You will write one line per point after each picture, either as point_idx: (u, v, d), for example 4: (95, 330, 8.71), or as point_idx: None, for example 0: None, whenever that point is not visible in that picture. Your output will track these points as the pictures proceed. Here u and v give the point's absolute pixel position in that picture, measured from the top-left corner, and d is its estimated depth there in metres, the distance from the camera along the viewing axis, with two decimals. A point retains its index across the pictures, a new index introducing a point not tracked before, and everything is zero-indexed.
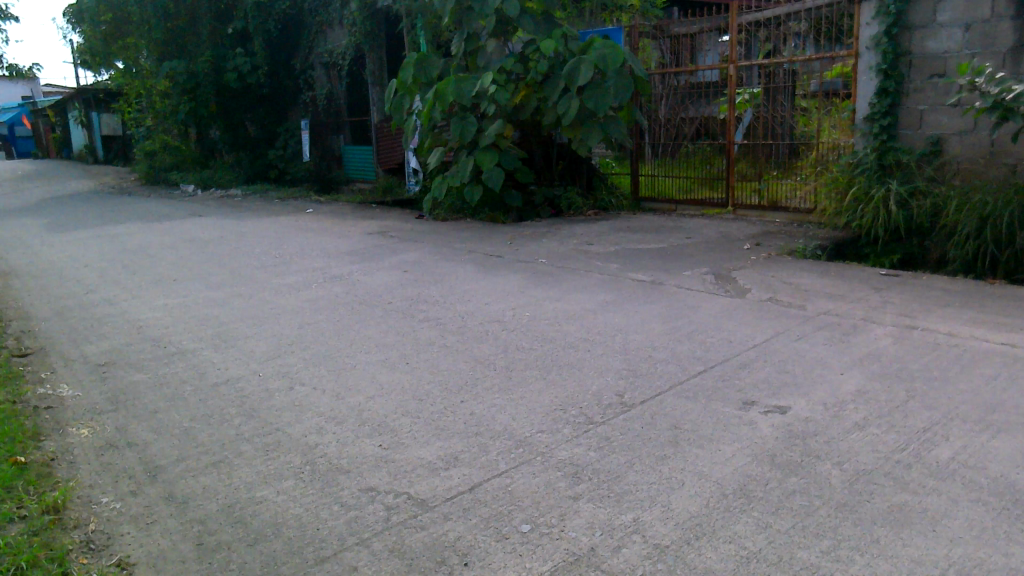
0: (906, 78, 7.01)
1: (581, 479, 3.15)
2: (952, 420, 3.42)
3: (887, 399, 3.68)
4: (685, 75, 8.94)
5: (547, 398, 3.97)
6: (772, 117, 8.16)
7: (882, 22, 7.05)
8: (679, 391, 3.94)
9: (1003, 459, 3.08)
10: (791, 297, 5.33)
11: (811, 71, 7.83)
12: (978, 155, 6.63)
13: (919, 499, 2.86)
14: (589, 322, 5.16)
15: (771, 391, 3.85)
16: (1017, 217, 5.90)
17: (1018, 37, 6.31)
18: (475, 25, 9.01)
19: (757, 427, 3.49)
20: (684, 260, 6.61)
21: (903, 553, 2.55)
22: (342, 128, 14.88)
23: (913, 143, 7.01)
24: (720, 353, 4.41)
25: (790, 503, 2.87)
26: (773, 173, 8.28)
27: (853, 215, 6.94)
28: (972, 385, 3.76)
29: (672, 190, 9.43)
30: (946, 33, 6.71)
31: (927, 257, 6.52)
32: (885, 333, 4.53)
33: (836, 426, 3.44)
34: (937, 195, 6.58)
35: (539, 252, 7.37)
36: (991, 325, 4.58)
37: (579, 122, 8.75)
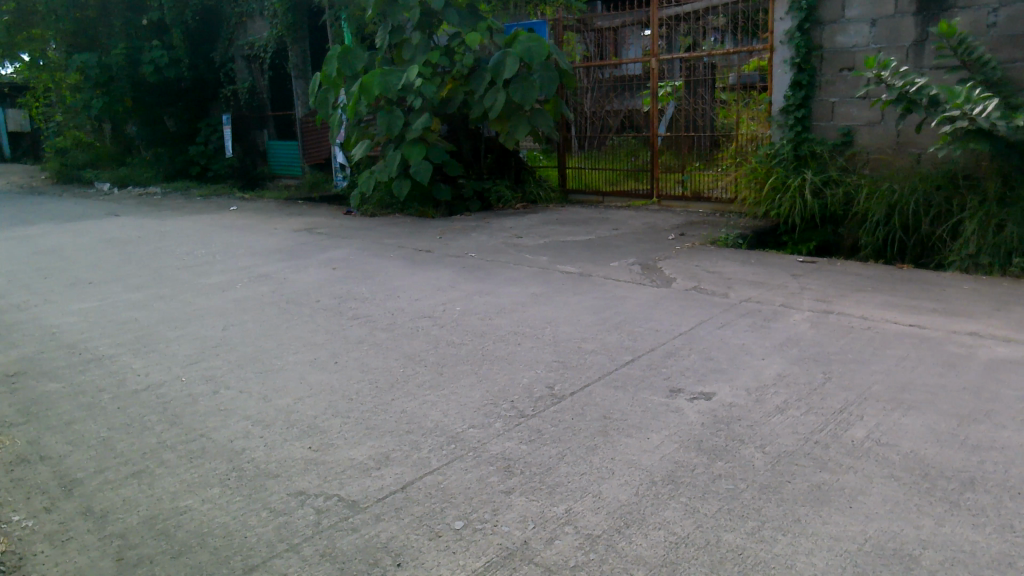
0: (819, 72, 7.26)
1: (513, 472, 3.16)
2: (866, 400, 3.58)
3: (806, 382, 3.81)
4: (609, 69, 9.05)
5: (478, 393, 3.96)
6: (693, 110, 8.30)
7: (795, 18, 7.26)
8: (608, 380, 4.00)
9: (913, 436, 3.23)
10: (714, 286, 5.47)
11: (730, 65, 8.04)
12: (886, 145, 6.91)
13: (837, 477, 2.97)
14: (521, 314, 5.17)
15: (696, 378, 3.94)
16: (922, 204, 6.21)
17: (920, 32, 6.60)
18: (400, 17, 8.87)
19: (684, 413, 3.57)
20: (613, 251, 6.70)
21: (823, 531, 2.65)
22: (265, 123, 14.57)
23: (826, 134, 7.27)
24: (648, 341, 4.49)
25: (716, 487, 2.95)
26: (696, 165, 8.44)
27: (771, 204, 7.15)
28: (885, 365, 3.94)
29: (599, 182, 9.54)
30: (854, 29, 6.98)
31: (840, 244, 6.84)
32: (803, 318, 4.70)
33: (758, 410, 3.55)
34: (849, 184, 6.84)
35: (469, 247, 7.35)
36: (900, 308, 4.80)
37: (505, 115, 8.76)
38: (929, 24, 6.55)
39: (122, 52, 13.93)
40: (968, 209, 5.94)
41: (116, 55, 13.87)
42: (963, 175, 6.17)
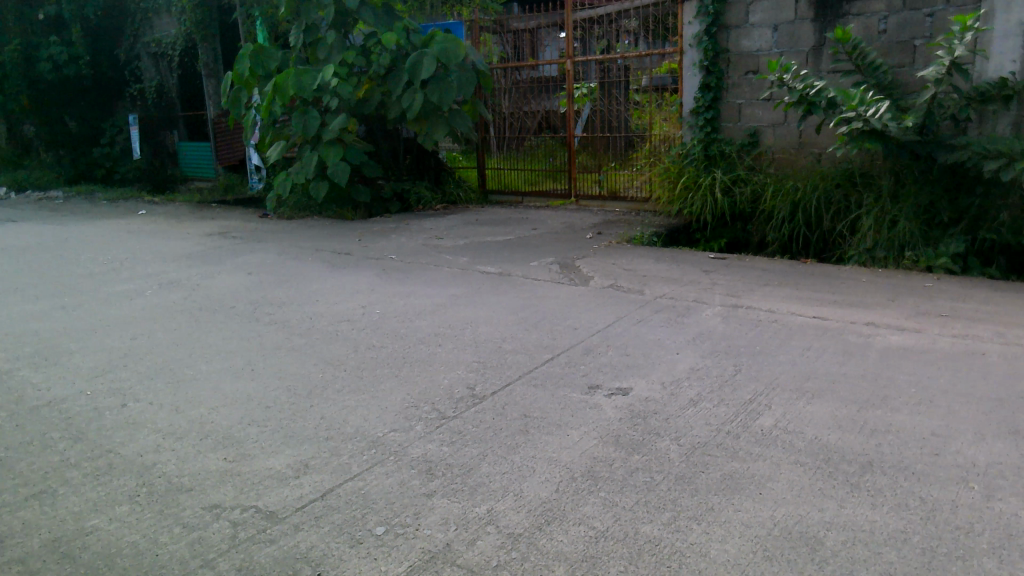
0: (726, 74, 7.51)
1: (435, 475, 3.15)
2: (773, 389, 3.73)
3: (717, 374, 3.95)
4: (527, 70, 9.13)
5: (399, 396, 3.93)
6: (608, 111, 8.45)
7: (702, 22, 7.48)
8: (528, 379, 4.03)
9: (816, 423, 3.39)
10: (630, 283, 5.59)
11: (644, 67, 8.14)
12: (789, 145, 7.21)
13: (748, 466, 3.09)
14: (442, 316, 5.16)
15: (614, 374, 4.02)
16: (823, 201, 6.53)
17: (818, 38, 6.92)
18: (313, 15, 8.70)
19: (601, 409, 3.64)
20: (532, 250, 6.76)
21: (734, 518, 2.75)
22: (176, 124, 14.21)
23: (734, 134, 7.54)
24: (566, 339, 4.55)
25: (633, 480, 3.02)
26: (611, 165, 8.60)
27: (684, 202, 7.36)
28: (790, 356, 4.12)
29: (518, 182, 9.61)
30: (758, 33, 7.26)
31: (749, 240, 7.11)
32: (714, 313, 4.86)
33: (673, 403, 3.65)
34: (756, 183, 7.11)
35: (389, 248, 7.28)
36: (804, 301, 5.02)
37: (423, 116, 8.70)
38: (826, 30, 6.87)
39: (17, 48, 13.08)
40: (864, 206, 6.28)
41: (10, 51, 13.01)
42: (860, 174, 6.51)
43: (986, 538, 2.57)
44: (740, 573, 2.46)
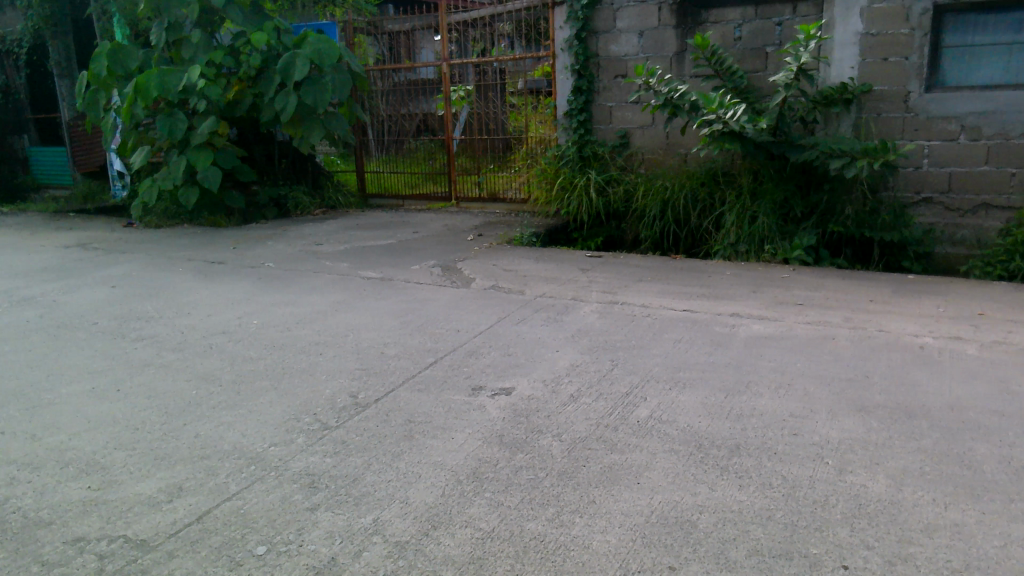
0: (596, 78, 7.74)
1: (318, 488, 3.08)
2: (648, 382, 3.89)
3: (596, 369, 4.07)
4: (404, 72, 9.06)
5: (279, 409, 3.81)
6: (485, 113, 8.53)
7: (572, 27, 7.68)
8: (412, 384, 4.01)
9: (688, 412, 3.56)
10: (511, 284, 5.67)
11: (523, 70, 8.25)
12: (657, 146, 7.52)
13: (626, 457, 3.21)
14: (323, 323, 5.05)
15: (496, 374, 4.07)
16: (690, 200, 6.87)
17: (681, 44, 7.25)
18: (176, 13, 8.28)
19: (485, 410, 3.67)
20: (415, 254, 6.72)
21: (615, 509, 2.85)
22: (25, 128, 13.13)
23: (606, 136, 7.78)
24: (450, 342, 4.56)
25: (517, 479, 3.07)
26: (490, 167, 8.69)
27: (561, 203, 7.54)
28: (663, 348, 4.31)
29: (398, 185, 9.54)
30: (625, 38, 7.52)
31: (623, 238, 7.40)
32: (592, 310, 5.01)
33: (554, 400, 3.74)
34: (628, 182, 7.37)
35: (266, 256, 7.04)
36: (675, 295, 5.26)
37: (298, 118, 8.47)
38: (687, 37, 7.22)
39: None
40: (727, 203, 6.65)
41: None
42: (723, 173, 6.88)
43: (839, 508, 2.79)
44: (621, 562, 2.55)
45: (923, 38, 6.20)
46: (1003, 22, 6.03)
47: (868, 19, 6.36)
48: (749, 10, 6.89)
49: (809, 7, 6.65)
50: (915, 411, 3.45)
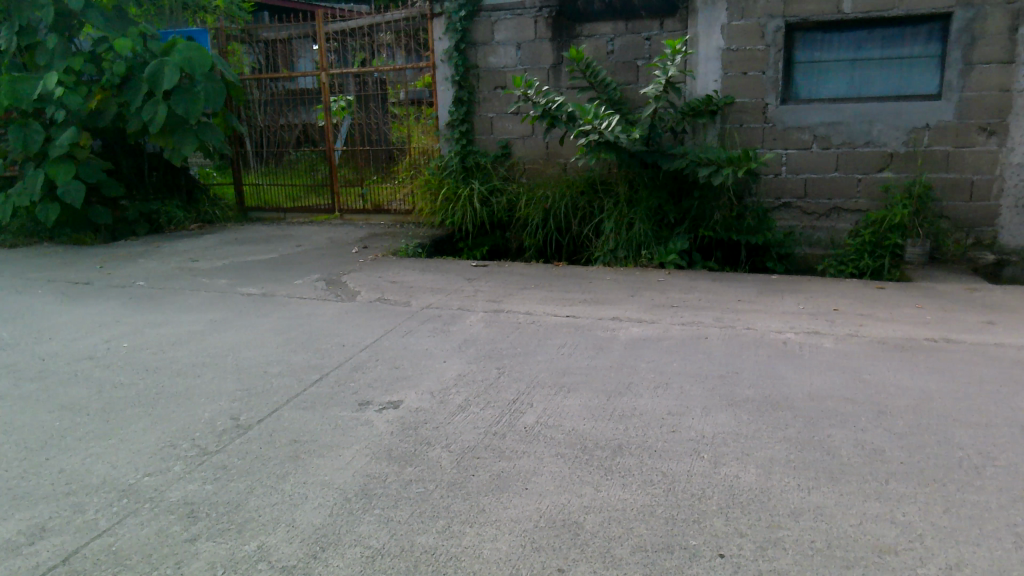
0: (476, 89, 7.82)
1: (197, 518, 2.95)
2: (534, 388, 3.96)
3: (483, 378, 4.11)
4: (282, 81, 8.84)
5: (153, 436, 3.63)
6: (367, 124, 8.39)
7: (451, 38, 7.72)
8: (297, 403, 3.91)
9: (573, 415, 3.65)
10: (397, 295, 5.63)
11: (403, 80, 8.18)
12: (538, 156, 7.69)
13: (514, 463, 3.26)
14: (200, 344, 4.84)
15: (383, 388, 4.03)
16: (570, 208, 7.06)
17: (556, 56, 7.44)
18: (29, 16, 7.75)
19: (373, 425, 3.63)
20: (297, 268, 6.56)
21: (504, 516, 2.88)
22: None
23: (487, 146, 7.88)
24: (335, 357, 4.48)
25: (407, 493, 3.06)
26: (374, 179, 8.60)
27: (445, 213, 7.56)
28: (548, 354, 4.40)
29: (278, 199, 9.28)
30: (503, 50, 7.64)
31: (508, 246, 7.51)
32: (478, 319, 5.05)
33: (443, 411, 3.75)
34: (511, 192, 7.49)
35: (136, 275, 6.67)
36: (558, 301, 5.38)
37: (168, 129, 8.08)
38: (562, 49, 7.41)
39: None
40: (605, 210, 6.87)
41: None
42: (600, 181, 7.11)
43: (715, 500, 2.94)
44: (511, 568, 2.58)
45: (777, 54, 6.68)
46: (846, 40, 6.62)
47: (728, 35, 6.77)
48: (620, 25, 7.16)
49: (675, 23, 6.98)
50: (780, 402, 3.68)
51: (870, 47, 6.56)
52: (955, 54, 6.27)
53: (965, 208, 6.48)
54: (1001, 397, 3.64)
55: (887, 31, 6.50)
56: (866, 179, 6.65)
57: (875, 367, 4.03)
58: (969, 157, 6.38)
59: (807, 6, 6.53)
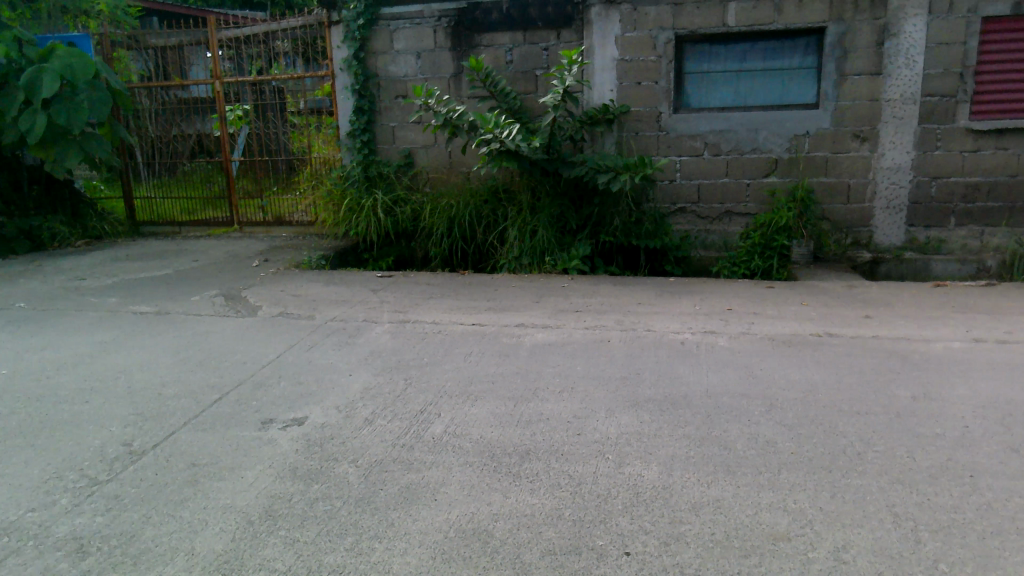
0: (377, 98, 7.75)
1: (88, 552, 2.79)
2: (442, 398, 3.96)
3: (389, 390, 4.07)
4: (173, 90, 8.51)
5: (36, 468, 3.41)
6: (266, 134, 8.19)
7: (350, 47, 7.63)
8: (195, 425, 3.77)
9: (480, 423, 3.67)
10: (299, 309, 5.51)
11: (303, 90, 8.05)
12: (441, 166, 7.70)
13: (422, 475, 3.24)
14: (88, 367, 4.58)
15: (287, 405, 3.93)
16: (474, 217, 7.10)
17: (456, 66, 7.48)
18: None
19: (276, 443, 3.54)
20: (194, 284, 6.31)
21: (414, 529, 2.87)
22: None
23: (390, 156, 7.83)
24: (235, 376, 4.34)
25: (314, 512, 2.99)
26: (274, 190, 8.37)
27: (349, 224, 7.46)
28: (455, 363, 4.41)
29: (173, 212, 8.91)
30: (403, 59, 7.60)
31: (414, 256, 7.48)
32: (383, 330, 5.00)
33: (349, 426, 3.69)
34: (415, 202, 7.47)
35: (15, 296, 6.25)
36: (464, 310, 5.40)
37: (49, 140, 7.61)
38: (462, 59, 7.45)
39: None
40: (509, 218, 6.94)
41: None
42: (503, 190, 7.19)
43: (620, 499, 3.01)
44: None
45: (668, 65, 6.94)
46: (731, 52, 6.95)
47: (622, 47, 7.00)
48: (518, 35, 7.26)
49: (571, 34, 7.13)
50: (680, 401, 3.82)
51: (754, 59, 6.93)
52: (830, 66, 6.70)
53: (843, 210, 6.94)
54: (879, 386, 3.90)
55: (768, 44, 6.87)
56: (755, 184, 6.99)
57: (766, 363, 4.24)
58: (845, 163, 6.85)
59: (695, 19, 6.82)
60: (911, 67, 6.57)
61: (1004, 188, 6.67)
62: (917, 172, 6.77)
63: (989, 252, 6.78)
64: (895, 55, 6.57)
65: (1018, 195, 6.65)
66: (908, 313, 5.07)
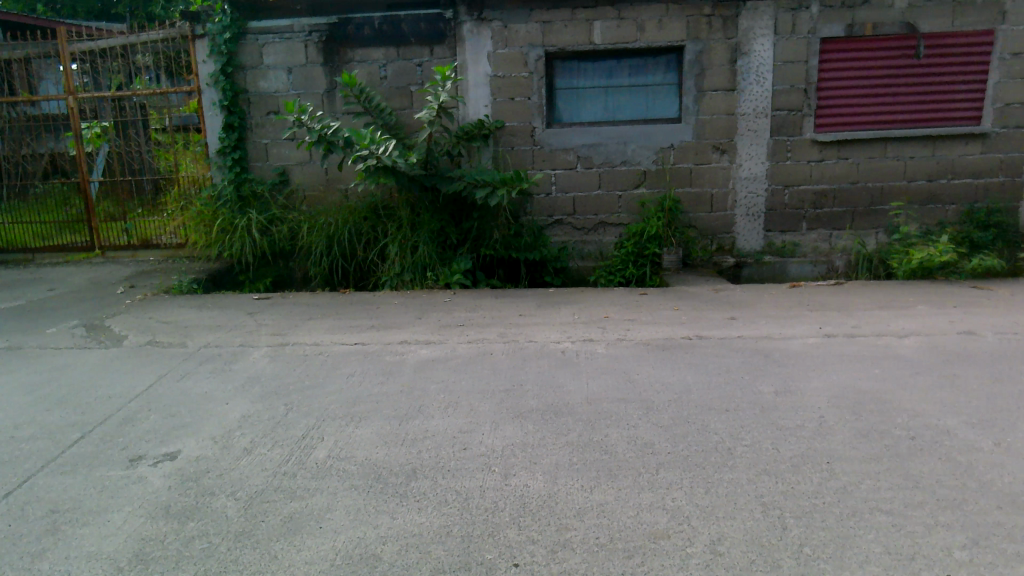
0: (248, 114, 7.51)
1: None
2: (324, 421, 3.87)
3: (269, 417, 3.94)
4: (22, 105, 7.95)
5: None
6: (127, 152, 7.80)
7: (216, 61, 7.34)
8: (54, 468, 3.50)
9: (365, 444, 3.62)
10: (169, 336, 5.25)
11: (168, 105, 7.68)
12: (317, 183, 7.57)
13: (306, 502, 3.15)
14: None
15: (158, 440, 3.73)
16: (354, 234, 7.01)
17: (330, 81, 7.37)
18: None
19: (147, 481, 3.35)
20: (51, 315, 5.87)
21: (299, 559, 2.77)
22: None
23: (264, 174, 7.60)
24: (99, 412, 4.07)
25: (190, 551, 2.84)
26: (138, 212, 7.94)
27: (222, 245, 7.19)
28: (337, 385, 4.32)
29: (24, 238, 8.23)
30: (273, 75, 7.41)
31: (293, 276, 7.29)
32: (261, 354, 4.84)
33: (226, 457, 3.55)
34: (291, 220, 7.28)
35: None
36: (346, 329, 5.31)
37: None
38: (335, 74, 7.34)
39: None
40: (389, 235, 6.89)
41: None
42: (382, 206, 7.13)
43: (507, 511, 3.04)
44: None
45: (540, 81, 7.12)
46: (599, 69, 7.21)
47: (494, 63, 7.11)
48: (391, 51, 7.24)
49: (444, 50, 7.18)
50: (562, 409, 3.91)
51: (620, 75, 7.21)
52: (689, 82, 7.08)
53: (707, 218, 7.33)
54: (745, 384, 4.14)
55: (633, 61, 7.18)
56: (625, 196, 7.31)
57: (643, 367, 4.41)
58: (707, 173, 7.24)
59: (563, 37, 7.02)
60: (761, 83, 7.04)
61: (847, 195, 7.26)
62: (772, 181, 7.24)
63: (837, 253, 7.37)
64: (747, 72, 7.02)
65: (858, 200, 7.27)
66: (769, 313, 5.42)
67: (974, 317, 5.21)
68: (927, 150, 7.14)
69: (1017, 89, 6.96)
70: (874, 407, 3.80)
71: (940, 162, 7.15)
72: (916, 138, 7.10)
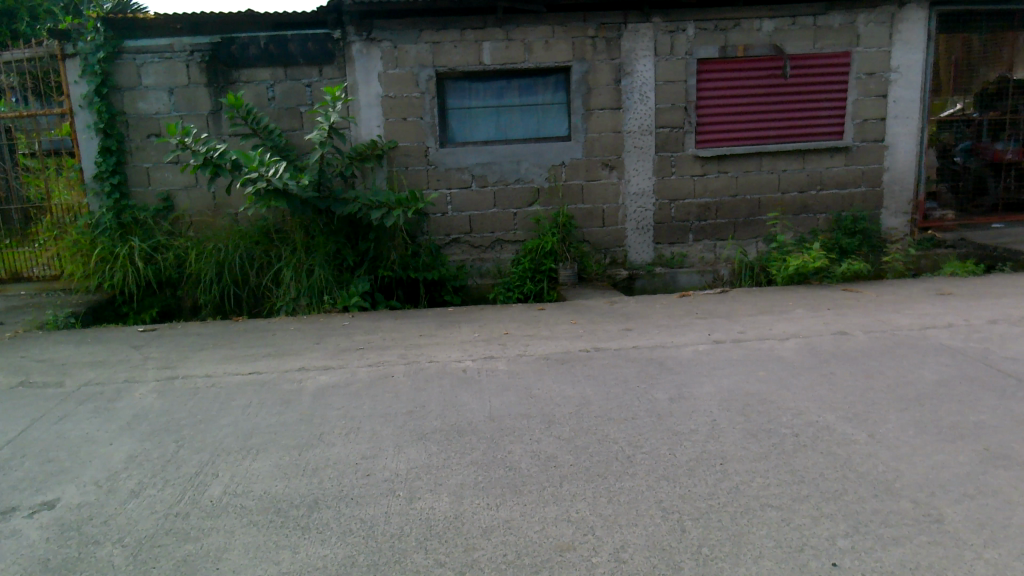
0: (126, 137, 7.17)
1: None
2: (219, 456, 3.73)
3: (158, 455, 3.76)
4: None
5: None
6: None
7: (90, 82, 6.95)
8: None
9: (263, 477, 3.51)
10: (44, 376, 4.92)
11: (37, 128, 7.24)
12: (205, 208, 7.30)
13: (200, 543, 3.02)
14: None
15: (32, 489, 3.48)
16: (246, 260, 6.83)
17: (214, 103, 7.14)
18: None
19: (21, 534, 3.11)
20: None
21: None
22: None
23: (146, 199, 7.27)
24: None
25: None
26: (5, 243, 7.43)
27: (102, 276, 6.83)
28: (232, 417, 4.16)
29: None
30: (154, 95, 7.10)
31: (181, 305, 7.01)
32: (148, 390, 4.61)
33: (112, 502, 3.35)
34: (177, 247, 7.01)
35: None
36: (239, 358, 5.14)
37: None
38: (220, 95, 7.12)
39: None
40: (282, 259, 6.74)
41: None
42: (275, 230, 6.95)
43: (413, 536, 3.01)
44: None
45: (432, 101, 7.14)
46: (489, 89, 7.30)
47: (384, 83, 7.08)
48: (278, 71, 7.09)
49: (333, 70, 7.10)
50: (465, 428, 3.91)
51: (510, 95, 7.33)
52: (577, 101, 7.28)
53: (600, 232, 7.55)
54: (641, 392, 4.27)
55: (522, 82, 7.31)
56: (520, 214, 7.43)
57: (543, 382, 4.48)
58: (598, 190, 7.46)
59: (452, 57, 7.09)
60: (645, 102, 7.33)
61: (728, 207, 7.64)
62: (659, 196, 7.53)
63: (721, 262, 7.74)
64: (631, 91, 7.29)
65: (739, 212, 7.67)
66: (661, 323, 5.62)
67: (846, 318, 5.58)
68: (798, 163, 7.61)
69: (874, 105, 7.54)
70: (760, 408, 4.00)
71: (810, 174, 7.64)
72: (787, 152, 7.56)
